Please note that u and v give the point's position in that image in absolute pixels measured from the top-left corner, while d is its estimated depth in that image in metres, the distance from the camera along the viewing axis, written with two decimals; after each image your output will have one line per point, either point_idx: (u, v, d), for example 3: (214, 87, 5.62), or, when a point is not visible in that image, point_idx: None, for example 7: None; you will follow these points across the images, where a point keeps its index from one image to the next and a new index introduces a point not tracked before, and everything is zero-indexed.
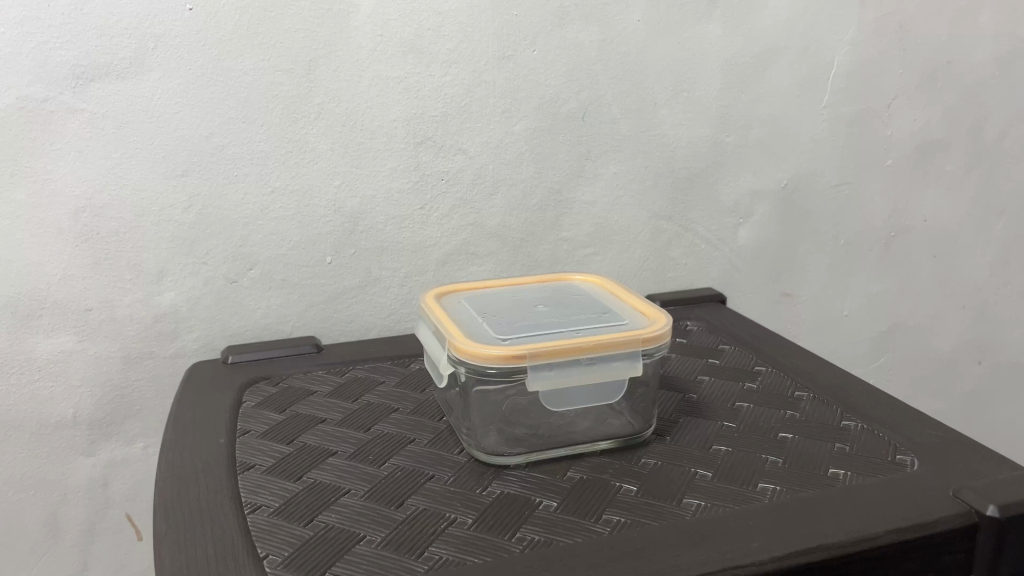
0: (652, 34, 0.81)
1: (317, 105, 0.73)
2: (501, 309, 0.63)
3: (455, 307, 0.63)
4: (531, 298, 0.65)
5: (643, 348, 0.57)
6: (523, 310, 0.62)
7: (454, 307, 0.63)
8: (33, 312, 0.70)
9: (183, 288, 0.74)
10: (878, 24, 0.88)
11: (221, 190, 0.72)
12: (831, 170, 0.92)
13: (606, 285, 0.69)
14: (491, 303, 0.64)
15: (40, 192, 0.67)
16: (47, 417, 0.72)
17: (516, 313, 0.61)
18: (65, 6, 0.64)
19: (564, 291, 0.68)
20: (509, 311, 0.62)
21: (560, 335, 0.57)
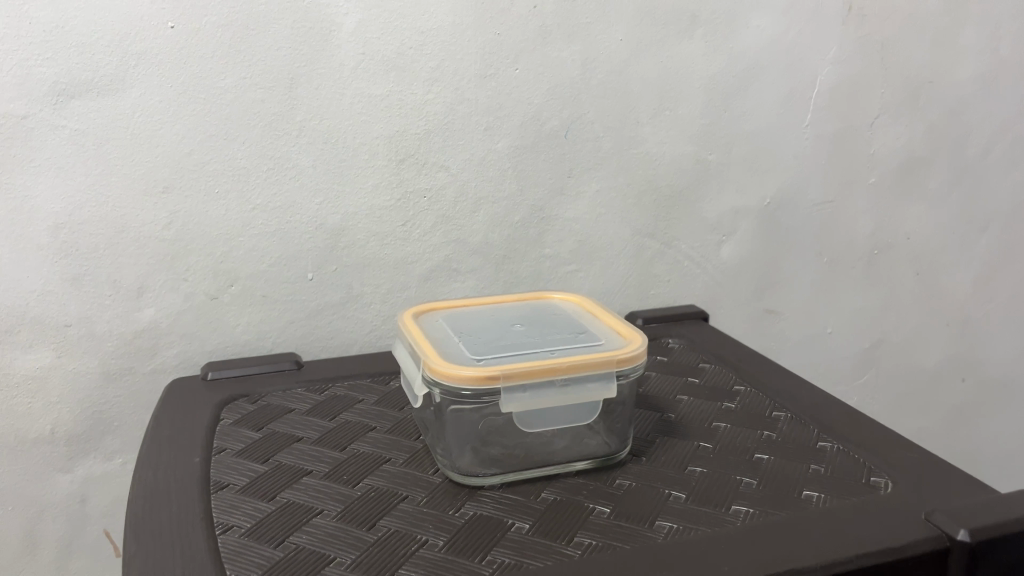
0: (635, 52, 0.81)
1: (298, 122, 0.73)
2: (478, 328, 0.63)
3: (432, 325, 0.63)
4: (509, 317, 0.65)
5: (619, 369, 0.57)
6: (500, 329, 0.63)
7: (432, 326, 0.63)
8: (11, 328, 0.70)
9: (163, 304, 0.74)
10: (861, 42, 0.89)
11: (202, 206, 0.72)
12: (815, 187, 0.93)
13: (586, 302, 0.69)
14: (468, 322, 0.64)
15: (18, 208, 0.67)
16: (24, 433, 0.72)
17: (492, 332, 0.62)
18: (45, 23, 0.64)
19: (543, 311, 0.68)
20: (485, 329, 0.62)
21: (536, 355, 0.57)
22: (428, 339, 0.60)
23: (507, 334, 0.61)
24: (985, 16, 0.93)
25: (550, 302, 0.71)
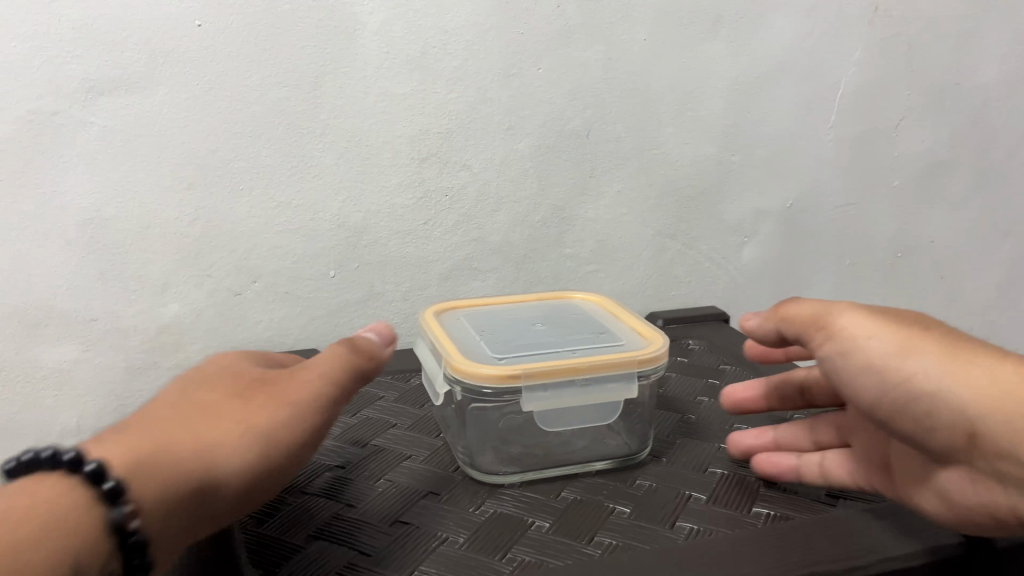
0: (658, 52, 0.81)
1: (323, 121, 0.74)
2: (499, 326, 0.63)
3: (453, 324, 0.64)
4: (529, 317, 0.66)
5: (639, 369, 0.57)
6: (521, 329, 0.63)
7: (453, 324, 0.63)
8: (39, 322, 0.71)
9: (187, 299, 0.75)
10: (886, 44, 0.88)
11: (226, 203, 0.73)
12: (837, 190, 0.92)
13: (608, 302, 0.69)
14: (489, 321, 0.64)
15: (47, 203, 0.68)
16: (51, 426, 0.74)
17: (513, 331, 0.62)
18: (75, 21, 0.65)
19: (564, 310, 0.68)
20: (506, 329, 0.63)
21: (557, 355, 0.57)
22: (449, 338, 0.60)
23: (528, 334, 0.61)
24: (1013, 18, 0.92)
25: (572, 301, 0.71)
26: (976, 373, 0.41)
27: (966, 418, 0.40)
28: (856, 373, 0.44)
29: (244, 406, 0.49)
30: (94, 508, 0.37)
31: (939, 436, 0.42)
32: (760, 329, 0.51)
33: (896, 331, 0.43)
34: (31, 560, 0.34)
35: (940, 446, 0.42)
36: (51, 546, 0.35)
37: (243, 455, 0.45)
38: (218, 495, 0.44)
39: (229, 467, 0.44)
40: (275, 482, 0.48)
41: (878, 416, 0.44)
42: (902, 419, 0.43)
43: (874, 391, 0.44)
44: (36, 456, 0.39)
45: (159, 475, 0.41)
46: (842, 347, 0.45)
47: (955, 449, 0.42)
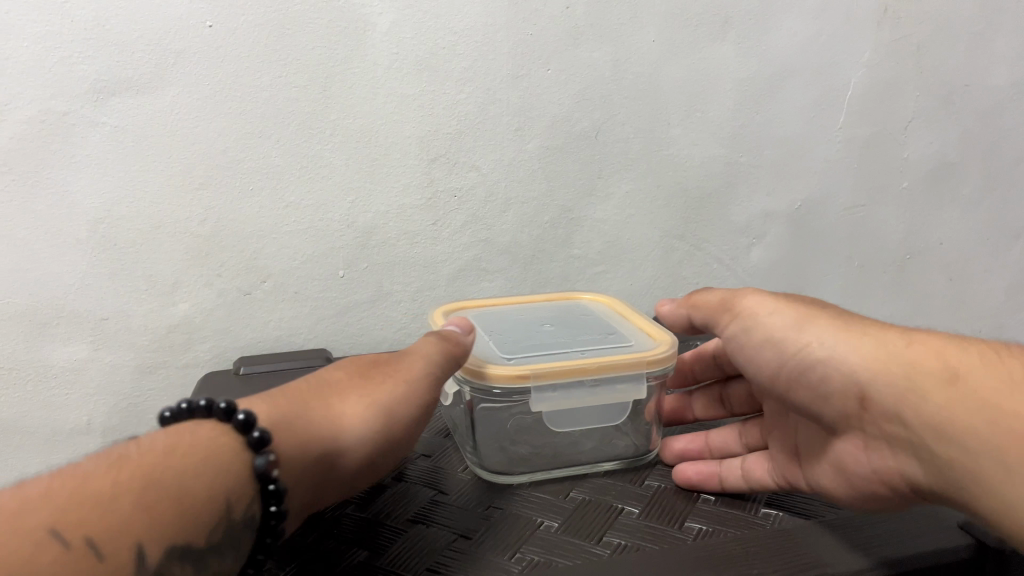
0: (667, 53, 0.81)
1: (332, 121, 0.74)
2: (507, 327, 0.63)
3: (461, 325, 0.64)
4: (537, 317, 0.66)
5: (649, 370, 0.56)
6: (529, 329, 0.63)
7: (461, 324, 0.64)
8: (50, 321, 0.72)
9: (196, 299, 0.75)
10: (896, 46, 0.88)
11: (237, 204, 0.74)
12: (845, 192, 0.92)
13: (616, 303, 0.69)
14: (497, 321, 0.65)
15: (59, 203, 0.69)
16: (61, 423, 0.75)
17: (521, 331, 0.62)
18: (87, 21, 0.65)
19: (572, 311, 0.68)
20: (514, 330, 0.63)
21: (565, 355, 0.57)
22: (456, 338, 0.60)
23: (536, 335, 0.61)
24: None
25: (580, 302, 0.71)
26: (863, 339, 0.46)
27: (852, 378, 0.46)
28: (761, 345, 0.52)
29: (364, 382, 0.52)
30: (242, 454, 0.42)
31: (833, 397, 0.48)
32: (672, 313, 0.61)
33: (793, 309, 0.51)
34: (192, 491, 0.39)
35: (835, 407, 0.49)
36: (208, 482, 0.40)
37: (367, 427, 0.49)
38: (341, 462, 0.48)
39: (355, 437, 0.48)
40: (390, 454, 0.51)
41: (778, 384, 0.52)
42: (800, 385, 0.50)
43: (773, 362, 0.52)
44: (193, 404, 0.44)
45: (296, 437, 0.45)
46: (745, 326, 0.53)
47: (847, 408, 0.48)
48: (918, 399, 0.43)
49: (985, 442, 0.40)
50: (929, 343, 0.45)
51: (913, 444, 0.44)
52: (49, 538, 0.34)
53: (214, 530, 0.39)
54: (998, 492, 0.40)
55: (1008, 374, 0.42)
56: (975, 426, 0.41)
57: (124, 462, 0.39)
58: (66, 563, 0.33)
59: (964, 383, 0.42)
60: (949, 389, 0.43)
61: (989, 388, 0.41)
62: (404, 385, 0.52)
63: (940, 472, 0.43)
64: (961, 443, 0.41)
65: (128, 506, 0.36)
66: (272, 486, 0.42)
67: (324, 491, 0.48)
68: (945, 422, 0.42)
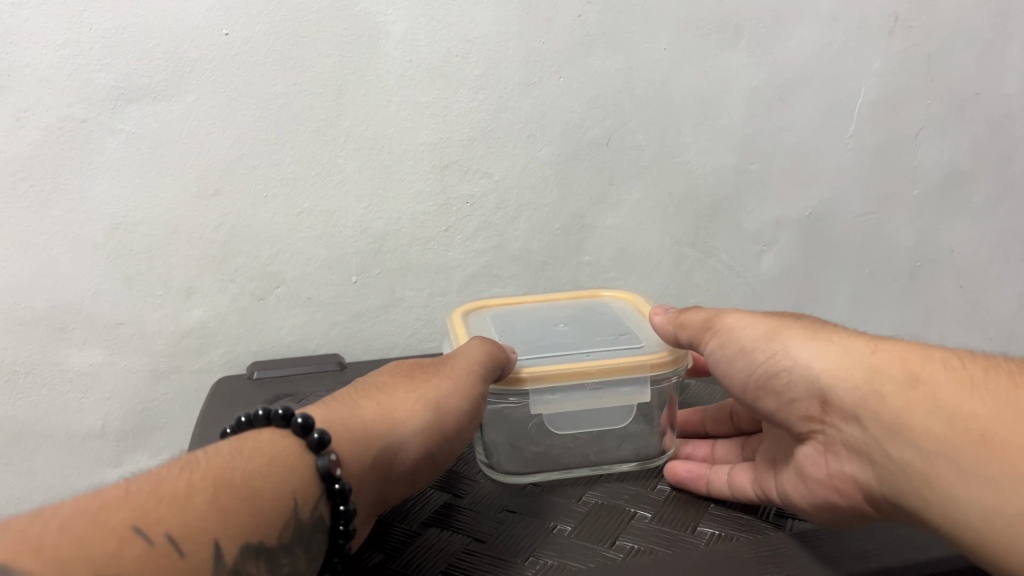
0: (678, 61, 0.81)
1: (346, 128, 0.75)
2: (521, 326, 0.64)
3: (476, 324, 0.65)
4: (554, 317, 0.66)
5: (652, 373, 0.57)
6: (543, 329, 0.64)
7: (476, 321, 0.65)
8: (67, 325, 0.72)
9: (211, 305, 0.76)
10: (905, 55, 0.87)
11: (252, 210, 0.74)
12: (856, 199, 0.92)
13: (635, 301, 0.70)
14: (512, 322, 0.65)
15: (77, 209, 0.70)
16: (76, 428, 0.76)
17: (532, 331, 0.63)
18: (106, 29, 0.66)
19: (591, 310, 0.68)
20: (528, 330, 0.63)
21: (570, 355, 0.57)
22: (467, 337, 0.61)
23: (547, 335, 0.62)
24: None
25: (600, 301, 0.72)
26: (831, 349, 0.48)
27: (816, 385, 0.48)
28: (735, 357, 0.53)
29: (410, 386, 0.53)
30: (304, 456, 0.45)
31: (797, 405, 0.49)
32: (662, 325, 0.59)
33: (766, 322, 0.53)
34: (261, 490, 0.41)
35: (798, 416, 0.50)
36: (274, 481, 0.42)
37: (420, 427, 0.51)
38: (397, 463, 0.50)
39: (403, 438, 0.50)
40: (446, 451, 0.53)
41: (748, 397, 0.53)
42: (767, 394, 0.51)
43: (743, 375, 0.53)
44: (252, 415, 0.47)
45: (350, 438, 0.47)
46: (724, 339, 0.54)
47: (809, 416, 0.49)
48: (879, 403, 0.44)
49: (942, 442, 0.41)
50: (895, 350, 0.46)
51: (870, 453, 0.45)
52: (134, 533, 0.35)
53: (284, 526, 0.41)
54: (953, 493, 0.40)
55: (967, 380, 0.43)
56: (928, 427, 0.42)
57: (196, 465, 0.41)
58: (152, 558, 0.35)
59: (925, 387, 0.43)
60: (910, 392, 0.44)
61: (947, 391, 0.42)
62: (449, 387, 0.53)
63: (894, 478, 0.43)
64: (917, 444, 0.42)
65: (202, 503, 0.38)
66: (337, 484, 0.44)
67: (387, 487, 0.50)
68: (902, 423, 0.43)
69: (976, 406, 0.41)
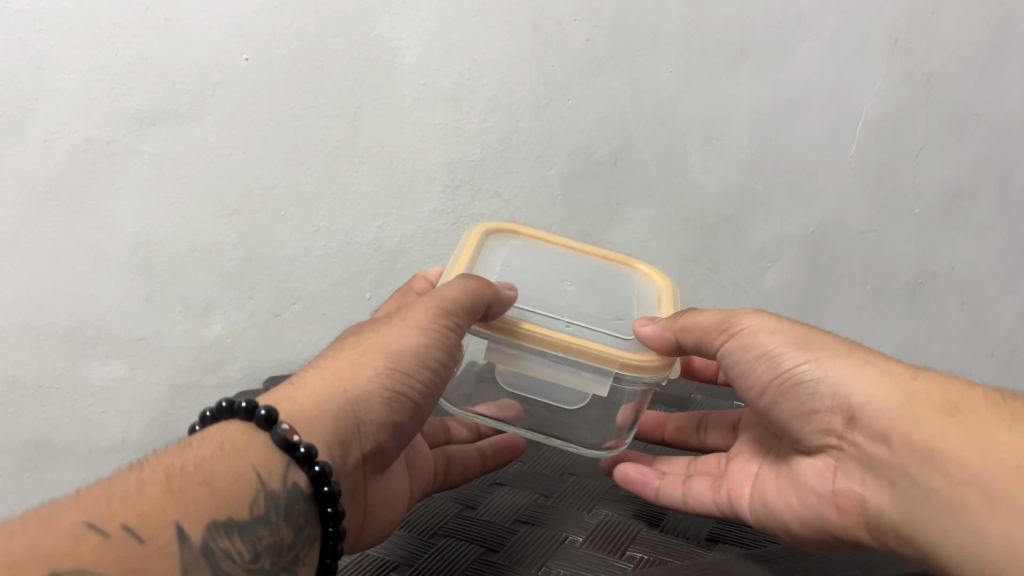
0: (685, 82, 0.82)
1: (362, 148, 0.77)
2: (533, 275, 0.62)
3: (492, 254, 0.64)
4: (573, 272, 0.64)
5: (618, 369, 0.54)
6: (552, 281, 0.62)
7: (491, 254, 0.64)
8: (90, 341, 0.76)
9: (228, 321, 0.80)
10: (907, 73, 0.86)
11: (271, 228, 0.78)
12: (859, 217, 0.94)
13: (664, 290, 0.66)
14: (529, 263, 0.64)
15: (103, 227, 0.73)
16: (97, 441, 0.80)
17: (538, 283, 0.61)
18: (130, 55, 0.68)
19: (612, 277, 0.66)
20: (535, 278, 0.62)
21: (551, 323, 0.55)
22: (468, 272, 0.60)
23: (549, 290, 0.60)
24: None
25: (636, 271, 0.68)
26: (868, 369, 0.49)
27: (845, 400, 0.49)
28: (753, 361, 0.53)
29: (377, 336, 0.53)
30: (257, 436, 0.45)
31: (819, 416, 0.51)
32: (652, 335, 0.55)
33: (793, 329, 0.53)
34: (219, 472, 0.42)
35: (818, 428, 0.51)
36: (230, 462, 0.43)
37: (384, 387, 0.50)
38: (367, 420, 0.49)
39: (370, 399, 0.49)
40: (425, 399, 0.52)
41: (764, 400, 0.54)
42: (788, 401, 0.52)
43: (764, 378, 0.53)
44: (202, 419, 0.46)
45: (306, 412, 0.47)
46: (743, 343, 0.54)
47: (829, 430, 0.50)
48: (910, 428, 0.45)
49: (973, 472, 0.42)
50: (937, 378, 0.47)
51: (894, 475, 0.46)
52: (87, 530, 0.36)
53: (253, 499, 0.42)
54: (972, 526, 0.41)
55: (1006, 415, 0.43)
56: (965, 455, 0.42)
57: (144, 466, 0.42)
58: (110, 550, 0.36)
59: (963, 417, 0.44)
60: (948, 420, 0.44)
61: (987, 423, 0.43)
62: (415, 334, 0.52)
63: (912, 502, 0.45)
64: (949, 472, 0.43)
65: (155, 495, 0.39)
66: (303, 448, 0.44)
67: (369, 445, 0.50)
68: (935, 448, 0.44)
69: (1015, 439, 0.42)
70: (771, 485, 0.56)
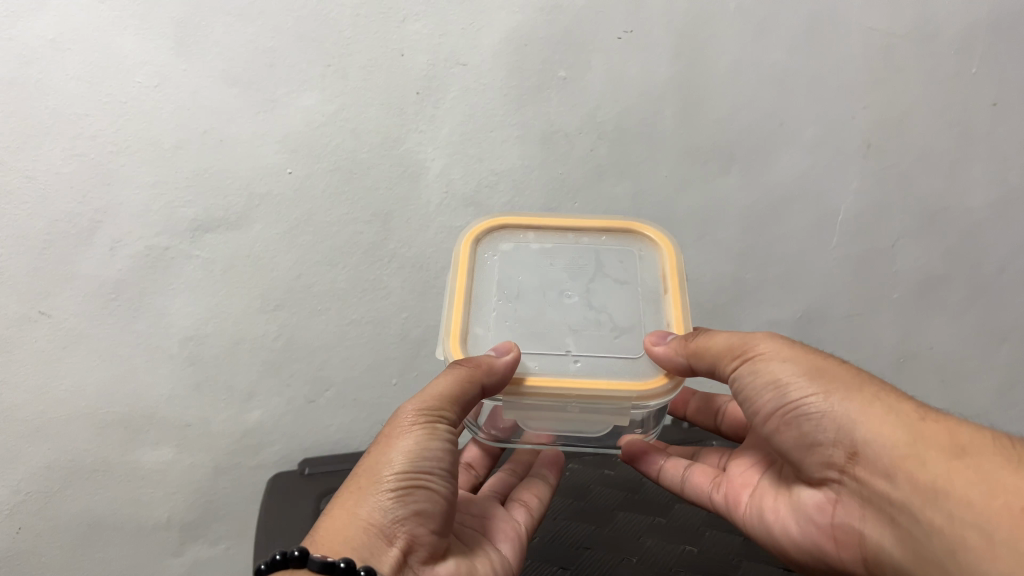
0: (679, 185, 0.91)
1: (391, 250, 0.86)
2: (534, 285, 0.67)
3: (489, 265, 0.68)
4: (572, 272, 0.69)
5: (637, 399, 0.59)
6: (552, 292, 0.67)
7: (489, 265, 0.68)
8: (143, 425, 0.86)
9: (267, 407, 0.91)
10: (879, 175, 0.93)
11: (307, 321, 0.87)
12: (843, 304, 1.03)
13: (667, 261, 0.68)
14: (528, 275, 0.68)
15: (157, 325, 0.82)
16: (146, 520, 0.91)
17: (537, 297, 0.66)
18: (190, 171, 0.75)
19: (612, 268, 0.69)
20: (536, 298, 0.66)
21: (562, 365, 0.60)
22: (467, 310, 0.64)
23: (553, 311, 0.65)
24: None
25: (632, 233, 0.71)
26: (877, 407, 0.54)
27: (849, 436, 0.54)
28: (756, 387, 0.59)
29: (381, 444, 0.58)
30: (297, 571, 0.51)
31: (822, 449, 0.57)
32: (665, 356, 0.59)
33: (804, 360, 0.58)
34: None
35: (820, 460, 0.57)
36: None
37: (393, 486, 0.54)
38: (389, 523, 0.53)
39: (382, 506, 0.53)
40: (444, 485, 0.56)
41: (770, 424, 0.60)
42: (791, 429, 0.58)
43: (770, 405, 0.59)
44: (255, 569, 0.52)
45: (331, 541, 0.53)
46: (752, 368, 0.59)
47: (830, 463, 0.57)
48: (918, 468, 0.50)
49: (978, 515, 0.46)
50: (944, 422, 0.52)
51: (899, 514, 0.52)
52: None
53: None
54: (973, 563, 0.46)
55: (1008, 459, 0.48)
56: (972, 497, 0.47)
57: None
58: None
59: (970, 459, 0.49)
60: (954, 461, 0.49)
61: (992, 466, 0.48)
62: (404, 433, 0.56)
63: (911, 536, 0.51)
64: (950, 511, 0.48)
65: None
66: (341, 562, 0.50)
67: (408, 536, 0.53)
68: (939, 489, 0.49)
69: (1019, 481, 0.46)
70: (768, 505, 0.65)
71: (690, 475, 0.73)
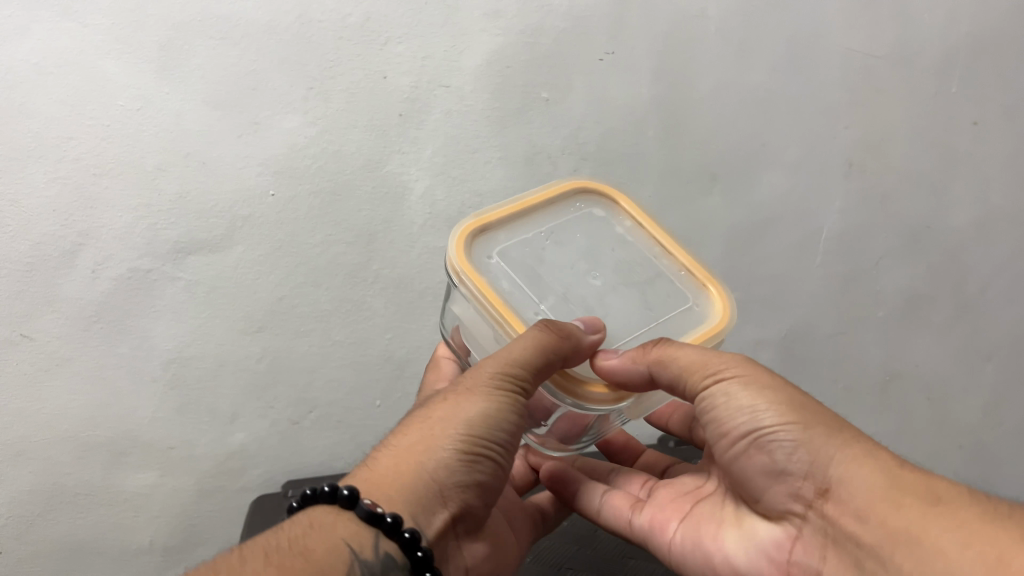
0: (663, 207, 0.91)
1: (374, 271, 0.85)
2: (569, 248, 0.58)
3: (568, 212, 0.61)
4: (613, 263, 0.58)
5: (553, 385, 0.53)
6: (578, 270, 0.57)
7: (564, 210, 0.61)
8: (125, 449, 0.80)
9: (252, 430, 0.83)
10: (864, 194, 0.94)
11: (290, 344, 0.83)
12: (825, 323, 0.93)
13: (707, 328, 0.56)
14: (581, 237, 0.59)
15: (139, 347, 0.79)
16: (128, 544, 0.80)
17: (556, 264, 0.57)
18: (172, 194, 0.79)
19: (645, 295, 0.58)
20: (571, 254, 0.58)
21: None
22: (512, 216, 0.59)
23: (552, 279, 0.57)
24: (1011, 167, 0.97)
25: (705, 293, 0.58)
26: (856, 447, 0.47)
27: (822, 470, 0.47)
28: (725, 412, 0.51)
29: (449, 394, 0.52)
30: (343, 513, 0.46)
31: (790, 480, 0.49)
32: (619, 369, 0.51)
33: (781, 389, 0.51)
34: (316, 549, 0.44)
35: (786, 491, 0.50)
36: (322, 536, 0.45)
37: (459, 450, 0.49)
38: (449, 484, 0.48)
39: (445, 464, 0.48)
40: (506, 458, 0.52)
41: (736, 450, 0.52)
42: (761, 456, 0.50)
43: (739, 429, 0.51)
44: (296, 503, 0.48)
45: (383, 484, 0.47)
46: (726, 389, 0.51)
47: (797, 496, 0.49)
48: (891, 512, 0.44)
49: (951, 563, 0.41)
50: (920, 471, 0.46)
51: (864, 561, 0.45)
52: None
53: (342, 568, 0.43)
54: None
55: (985, 508, 0.43)
56: (944, 543, 0.41)
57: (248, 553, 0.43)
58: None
59: (946, 505, 0.43)
60: (931, 505, 0.43)
61: (970, 515, 0.42)
62: (479, 393, 0.51)
63: None
64: (923, 560, 0.42)
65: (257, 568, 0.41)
66: (389, 517, 0.45)
67: (459, 504, 0.49)
68: (914, 536, 0.43)
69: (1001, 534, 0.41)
70: (710, 533, 0.56)
71: (607, 500, 0.62)
